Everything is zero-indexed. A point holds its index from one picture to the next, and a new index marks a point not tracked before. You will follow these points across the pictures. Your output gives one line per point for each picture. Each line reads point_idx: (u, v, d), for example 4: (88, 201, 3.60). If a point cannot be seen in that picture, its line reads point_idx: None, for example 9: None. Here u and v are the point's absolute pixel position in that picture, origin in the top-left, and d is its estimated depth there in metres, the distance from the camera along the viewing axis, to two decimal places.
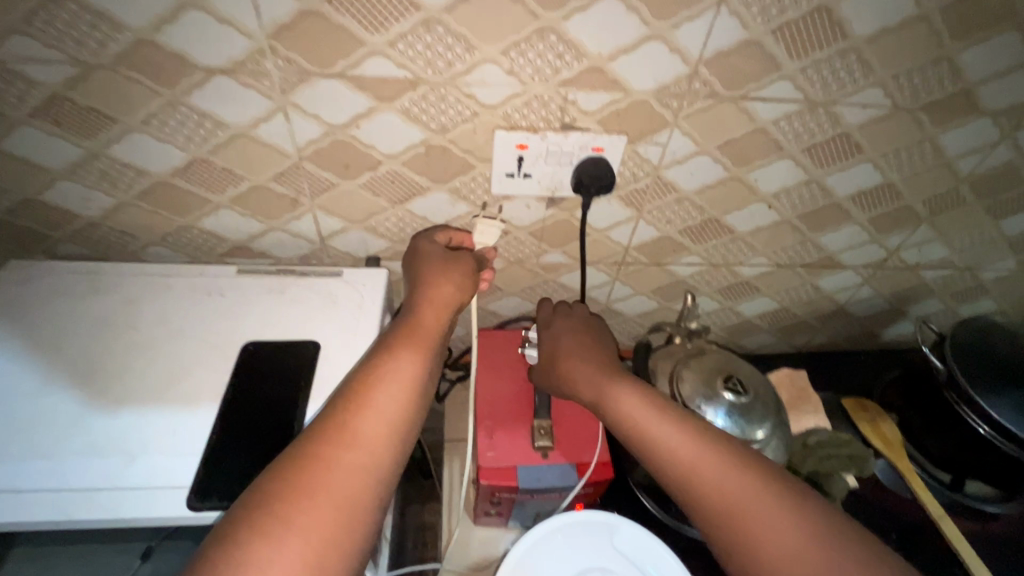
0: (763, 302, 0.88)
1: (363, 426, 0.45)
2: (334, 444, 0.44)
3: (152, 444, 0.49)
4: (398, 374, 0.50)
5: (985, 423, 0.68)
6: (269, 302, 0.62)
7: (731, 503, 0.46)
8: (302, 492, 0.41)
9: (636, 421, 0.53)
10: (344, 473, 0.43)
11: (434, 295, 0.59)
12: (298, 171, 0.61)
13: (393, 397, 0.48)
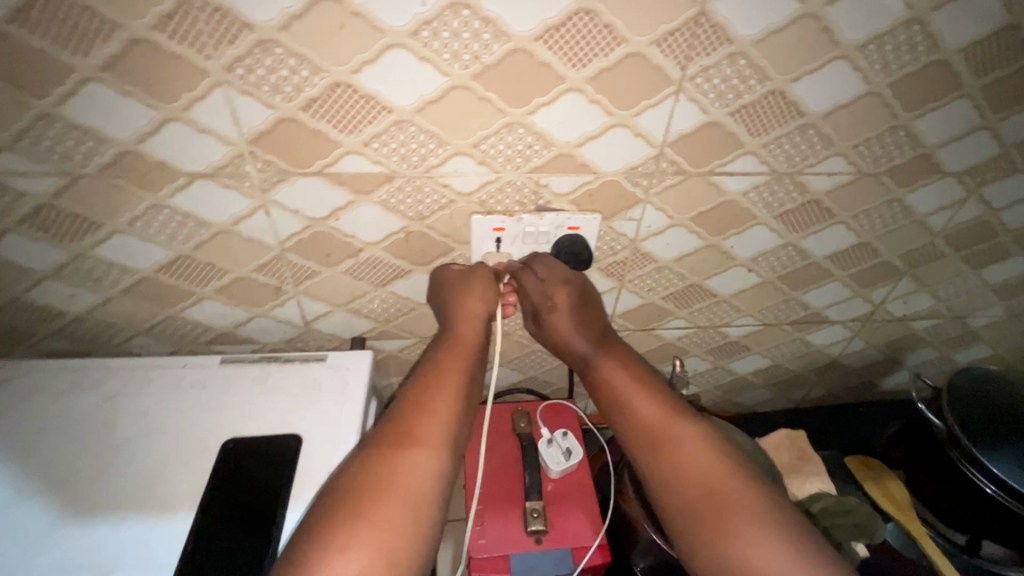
0: (756, 360, 0.87)
1: (409, 446, 0.50)
2: (385, 465, 0.48)
3: (125, 558, 0.48)
4: (439, 401, 0.55)
5: (993, 482, 0.65)
6: (251, 393, 0.62)
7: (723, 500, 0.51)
8: (359, 514, 0.45)
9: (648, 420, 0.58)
10: (400, 492, 0.47)
11: (468, 326, 0.61)
12: (281, 262, 0.62)
13: (439, 423, 0.53)
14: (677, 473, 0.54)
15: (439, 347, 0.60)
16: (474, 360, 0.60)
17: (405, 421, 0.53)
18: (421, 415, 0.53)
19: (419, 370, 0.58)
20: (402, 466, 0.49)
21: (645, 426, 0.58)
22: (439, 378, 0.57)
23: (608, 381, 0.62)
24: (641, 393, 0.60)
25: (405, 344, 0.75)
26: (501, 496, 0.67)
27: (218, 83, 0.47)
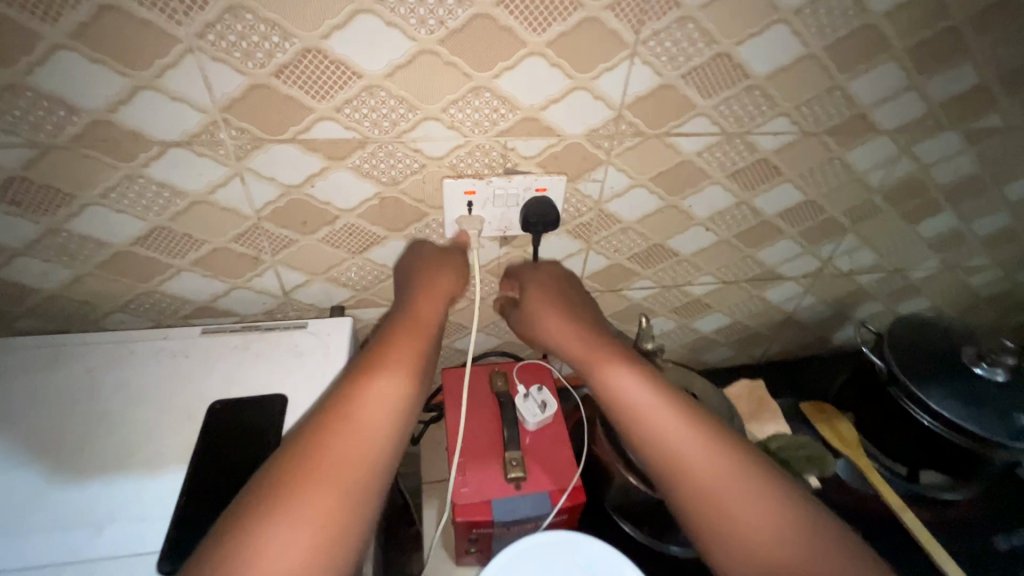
0: (717, 318, 0.93)
1: (337, 449, 0.47)
2: (318, 450, 0.46)
3: (119, 513, 0.50)
4: (372, 394, 0.51)
5: (928, 414, 0.72)
6: (235, 360, 0.63)
7: (709, 484, 0.50)
8: (267, 529, 0.41)
9: (625, 405, 0.56)
10: (319, 493, 0.44)
11: (419, 317, 0.60)
12: (258, 231, 0.64)
13: (368, 418, 0.49)
14: (682, 459, 0.52)
15: (387, 335, 0.58)
16: (425, 348, 0.57)
17: (331, 422, 0.48)
18: (350, 413, 0.49)
19: (356, 365, 0.55)
20: (325, 472, 0.45)
21: (650, 418, 0.54)
22: (372, 370, 0.53)
23: (602, 364, 0.59)
24: (636, 377, 0.57)
25: (383, 312, 0.78)
26: (482, 449, 0.70)
27: (190, 50, 0.48)
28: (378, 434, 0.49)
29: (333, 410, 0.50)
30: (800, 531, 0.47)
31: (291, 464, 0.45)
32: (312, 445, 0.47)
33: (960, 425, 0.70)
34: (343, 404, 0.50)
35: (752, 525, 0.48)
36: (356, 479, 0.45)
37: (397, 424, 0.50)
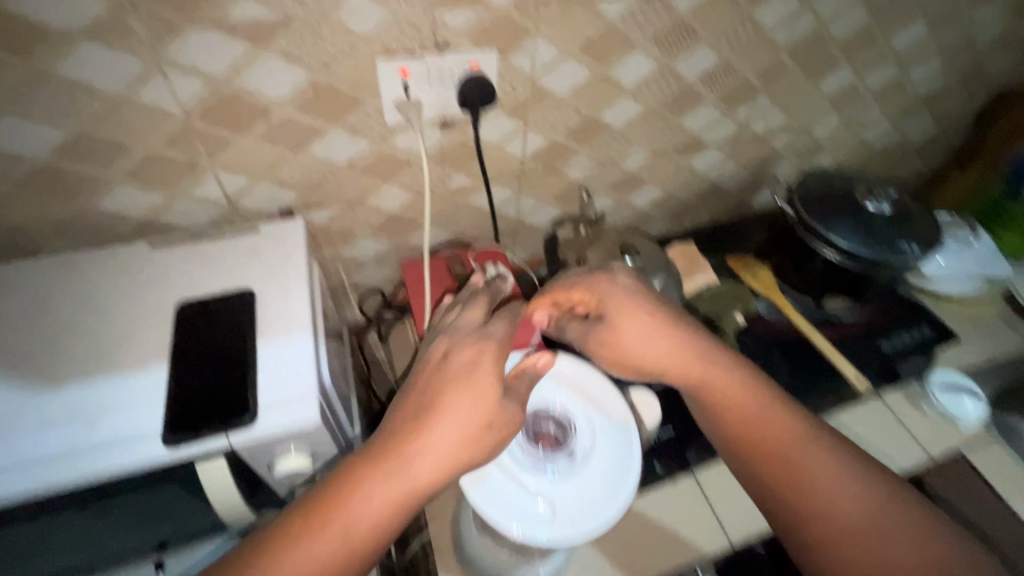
0: (651, 191, 1.00)
1: (352, 509, 0.45)
2: (332, 502, 0.45)
3: (110, 406, 0.51)
4: (412, 454, 0.48)
5: (830, 247, 0.84)
6: (193, 266, 0.64)
7: (835, 508, 0.51)
8: (270, 570, 0.42)
9: (732, 406, 0.58)
10: (325, 544, 0.44)
11: (478, 357, 0.55)
12: (189, 132, 0.62)
13: (395, 475, 0.47)
14: (779, 466, 0.54)
15: (456, 370, 0.53)
16: (499, 406, 0.53)
17: (360, 475, 0.47)
18: (383, 468, 0.47)
19: (415, 399, 0.52)
20: (335, 529, 0.44)
21: (758, 426, 0.56)
22: (424, 425, 0.49)
23: (704, 378, 0.59)
24: (741, 386, 0.58)
25: (333, 214, 0.78)
26: None
27: None
28: (402, 494, 0.46)
29: (372, 455, 0.48)
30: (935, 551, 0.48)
31: (310, 510, 0.45)
32: (336, 493, 0.46)
33: (853, 251, 0.82)
34: (385, 454, 0.48)
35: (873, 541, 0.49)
36: (361, 550, 0.45)
37: (422, 485, 0.47)
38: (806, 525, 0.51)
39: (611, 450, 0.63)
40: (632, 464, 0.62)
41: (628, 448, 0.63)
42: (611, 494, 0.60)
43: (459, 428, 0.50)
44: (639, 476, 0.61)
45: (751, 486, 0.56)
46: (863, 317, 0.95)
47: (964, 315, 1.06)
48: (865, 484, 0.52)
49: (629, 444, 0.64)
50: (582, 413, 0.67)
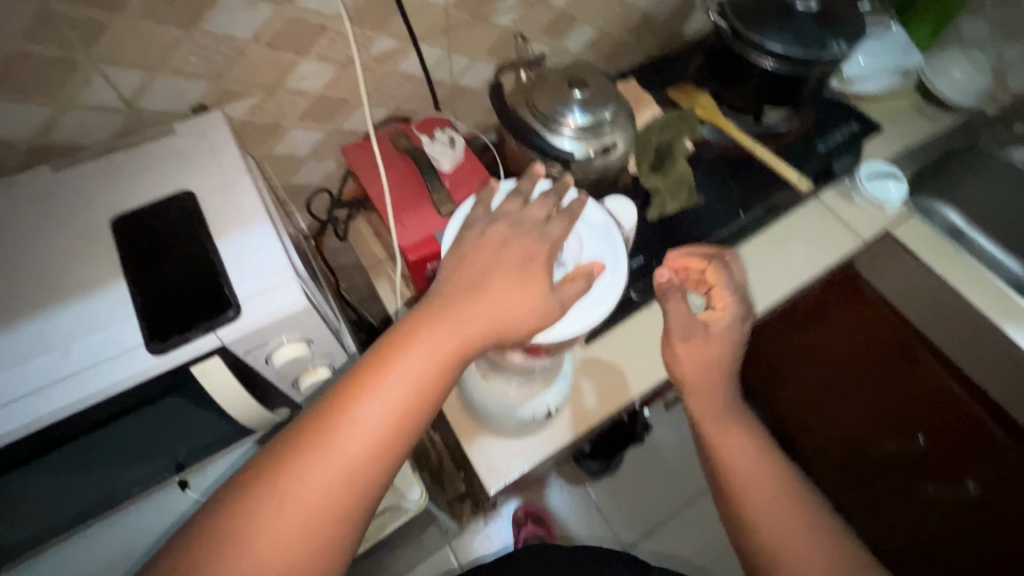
0: (585, 32, 0.95)
1: (384, 398, 0.41)
2: (320, 426, 0.40)
3: (76, 332, 0.48)
4: (447, 334, 0.43)
5: (767, 57, 0.84)
6: (112, 180, 0.57)
7: (773, 531, 0.58)
8: (261, 506, 0.39)
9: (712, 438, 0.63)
10: (313, 474, 0.39)
11: (521, 245, 0.47)
12: (52, 17, 0.52)
13: (389, 392, 0.41)
14: (780, 543, 0.57)
15: (495, 252, 0.47)
16: (540, 281, 0.46)
17: (389, 361, 0.42)
18: (415, 352, 0.42)
19: (453, 285, 0.46)
20: (369, 418, 0.40)
21: (743, 485, 0.61)
22: (459, 306, 0.44)
23: (720, 446, 0.63)
24: (758, 464, 0.62)
25: (253, 104, 0.70)
26: (410, 199, 0.73)
27: None
28: (439, 376, 0.42)
29: (364, 371, 0.42)
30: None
31: (340, 401, 0.41)
32: (367, 382, 0.41)
33: (788, 57, 0.83)
34: (416, 338, 0.43)
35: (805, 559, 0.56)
36: (400, 437, 0.41)
37: (420, 400, 0.42)
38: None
39: (599, 247, 0.57)
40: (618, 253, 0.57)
41: (612, 242, 0.57)
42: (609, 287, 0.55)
43: (458, 332, 0.43)
44: (627, 263, 0.57)
45: (746, 536, 0.60)
46: (799, 125, 0.99)
47: (883, 108, 1.14)
48: (869, 568, 0.55)
49: (613, 238, 0.58)
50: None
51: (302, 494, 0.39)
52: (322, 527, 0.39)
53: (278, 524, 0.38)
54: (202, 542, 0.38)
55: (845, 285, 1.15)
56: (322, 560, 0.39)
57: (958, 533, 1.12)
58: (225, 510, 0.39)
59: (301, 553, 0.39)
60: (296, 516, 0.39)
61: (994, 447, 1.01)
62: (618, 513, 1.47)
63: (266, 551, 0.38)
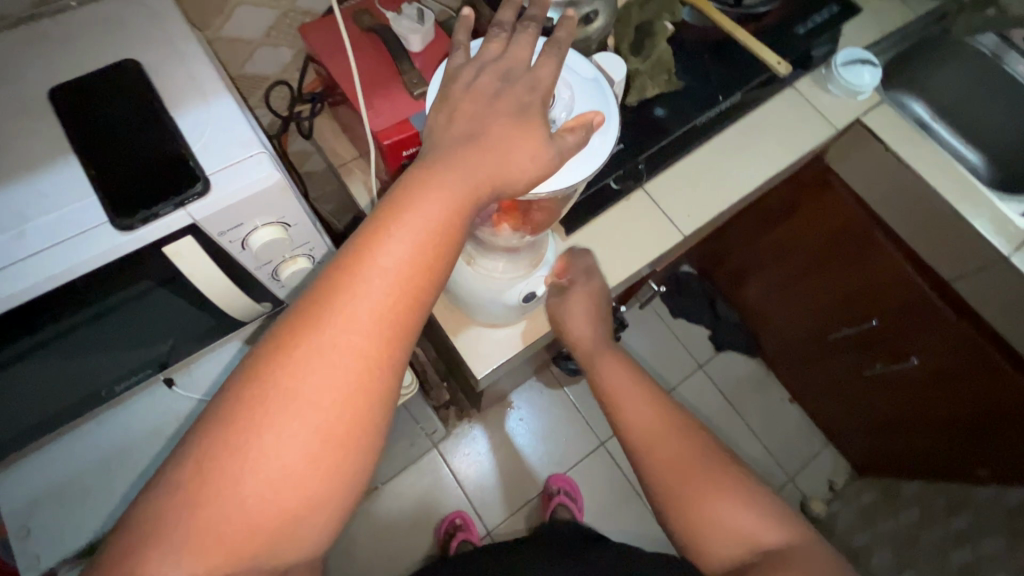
0: None
1: (389, 268, 0.40)
2: (329, 310, 0.39)
3: (28, 211, 0.44)
4: (451, 182, 0.41)
5: None
6: (43, 48, 0.50)
7: (661, 451, 0.61)
8: (286, 397, 0.38)
9: (609, 385, 0.66)
10: (334, 355, 0.39)
11: (515, 93, 0.45)
12: None
13: (394, 263, 0.40)
14: (685, 479, 0.58)
15: (487, 104, 0.44)
16: (539, 128, 0.44)
17: (393, 216, 0.40)
18: (420, 202, 0.41)
19: (448, 140, 0.43)
20: (384, 272, 0.39)
21: (633, 412, 0.64)
22: (458, 156, 0.42)
23: (621, 405, 0.65)
24: (660, 410, 0.63)
25: None
26: (379, 81, 0.68)
27: None
28: (451, 226, 0.41)
29: (361, 246, 0.40)
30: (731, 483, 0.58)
31: (351, 262, 0.40)
32: (375, 239, 0.40)
33: None
34: (419, 190, 0.41)
35: (677, 464, 0.59)
36: (420, 289, 0.41)
37: (429, 265, 0.41)
38: (691, 530, 0.57)
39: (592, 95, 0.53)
40: (610, 100, 0.54)
41: (602, 91, 0.54)
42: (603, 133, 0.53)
43: (457, 195, 0.41)
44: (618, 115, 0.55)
45: (654, 488, 0.61)
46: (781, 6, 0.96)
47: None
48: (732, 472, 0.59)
49: (602, 87, 0.54)
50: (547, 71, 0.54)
51: (329, 354, 0.38)
52: (356, 380, 0.39)
53: (311, 384, 0.38)
54: (235, 412, 0.38)
55: (814, 180, 1.17)
56: (361, 412, 0.39)
57: (905, 399, 1.25)
58: (251, 382, 0.38)
59: (340, 408, 0.39)
60: (327, 375, 0.38)
61: (937, 324, 1.09)
62: (594, 410, 1.57)
63: (304, 412, 0.38)
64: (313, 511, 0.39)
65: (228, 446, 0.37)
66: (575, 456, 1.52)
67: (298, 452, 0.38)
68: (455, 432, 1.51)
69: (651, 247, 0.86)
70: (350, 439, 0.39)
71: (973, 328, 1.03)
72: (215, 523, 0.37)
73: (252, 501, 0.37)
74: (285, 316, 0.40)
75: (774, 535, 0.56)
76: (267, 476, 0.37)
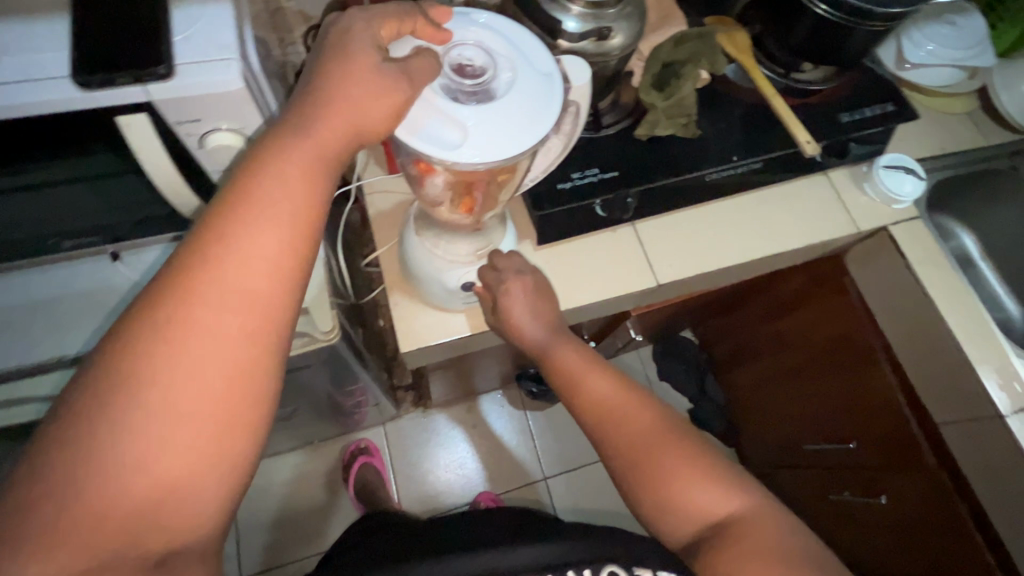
0: None
1: (258, 242, 0.39)
2: (188, 300, 0.37)
3: (9, 46, 0.48)
4: (307, 153, 0.41)
5: (825, 4, 0.78)
6: None
7: (629, 434, 0.57)
8: (145, 397, 0.36)
9: (568, 367, 0.63)
10: (202, 344, 0.37)
11: (360, 55, 0.43)
12: None
13: (259, 237, 0.39)
14: (641, 457, 0.55)
15: (345, 58, 0.43)
16: (399, 87, 0.43)
17: (248, 193, 0.40)
18: (281, 178, 0.40)
19: (298, 106, 0.42)
20: (252, 240, 0.39)
21: (593, 395, 0.60)
22: (313, 125, 0.42)
23: (582, 381, 0.61)
24: (622, 391, 0.60)
25: None
26: None
27: None
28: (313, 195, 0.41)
29: (218, 229, 0.39)
30: (695, 462, 0.54)
31: (217, 226, 0.39)
32: (236, 210, 0.39)
33: (853, 8, 0.76)
34: (276, 158, 0.40)
35: (643, 438, 0.56)
36: (293, 260, 0.40)
37: (297, 234, 0.41)
38: (656, 509, 0.54)
39: (535, 89, 0.49)
40: (556, 98, 0.49)
41: (552, 87, 0.50)
42: (527, 125, 0.48)
43: (320, 167, 0.42)
44: (558, 113, 0.49)
45: (613, 466, 0.58)
46: (832, 90, 0.93)
47: (934, 108, 1.03)
48: (691, 448, 0.55)
49: (553, 85, 0.50)
50: (497, 42, 0.51)
51: (194, 329, 0.37)
52: (231, 351, 0.38)
53: (174, 358, 0.36)
54: (83, 421, 0.35)
55: (829, 278, 1.07)
56: (242, 377, 0.38)
57: (867, 535, 1.15)
58: (100, 383, 0.36)
59: (220, 385, 0.38)
60: (192, 349, 0.37)
61: (911, 470, 0.99)
62: (546, 443, 1.53)
63: (170, 405, 0.36)
64: (203, 485, 0.38)
65: (82, 452, 0.34)
66: (506, 484, 1.48)
67: (176, 448, 0.36)
68: (407, 417, 1.52)
69: (618, 283, 0.83)
70: (231, 418, 0.38)
71: (950, 482, 0.92)
72: (87, 515, 0.34)
73: (135, 472, 0.35)
74: (140, 299, 0.38)
75: (726, 507, 0.53)
76: (142, 461, 0.35)
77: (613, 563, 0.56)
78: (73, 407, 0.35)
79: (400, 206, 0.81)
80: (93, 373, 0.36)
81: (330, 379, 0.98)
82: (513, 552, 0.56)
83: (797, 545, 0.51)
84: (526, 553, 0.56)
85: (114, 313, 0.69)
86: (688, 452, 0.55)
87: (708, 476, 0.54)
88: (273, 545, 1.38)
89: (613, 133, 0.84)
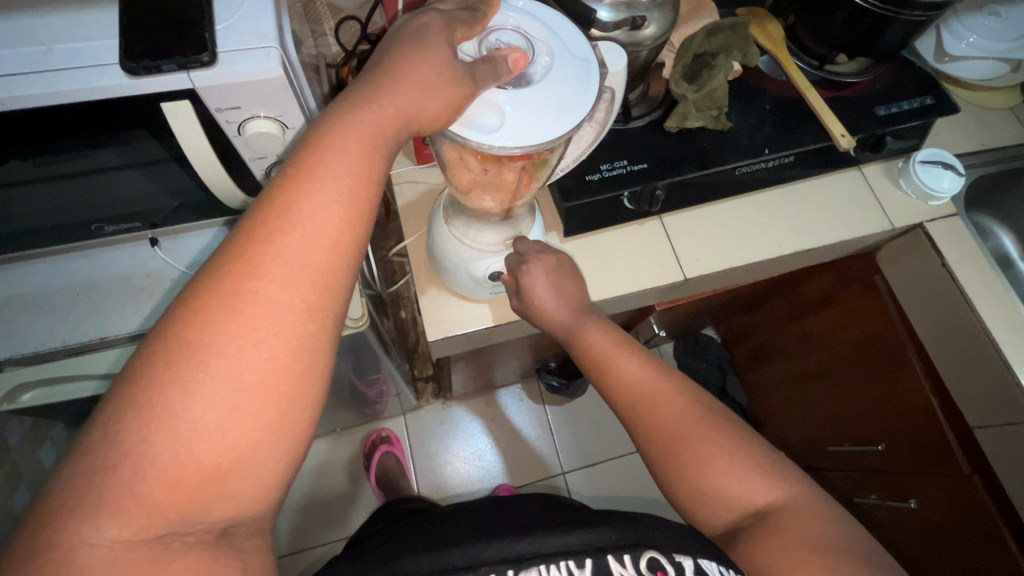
0: None
1: (315, 220, 0.39)
2: (246, 275, 0.37)
3: (62, 35, 0.49)
4: (366, 134, 0.41)
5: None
6: None
7: (665, 421, 0.56)
8: (203, 374, 0.35)
9: (602, 351, 0.63)
10: (260, 321, 0.37)
11: (420, 47, 0.43)
12: None
13: (317, 215, 0.39)
14: (675, 445, 0.55)
15: (408, 48, 0.43)
16: (465, 79, 0.44)
17: (307, 171, 0.40)
18: (339, 158, 0.40)
19: (364, 82, 0.43)
20: (315, 213, 0.39)
21: (625, 378, 0.60)
22: (373, 107, 0.42)
23: (615, 365, 0.61)
24: (654, 378, 0.59)
25: None
26: None
27: None
28: (372, 171, 0.41)
29: (278, 206, 0.39)
30: (734, 449, 0.54)
31: (276, 204, 0.39)
32: (295, 187, 0.39)
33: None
34: (335, 134, 0.40)
35: (677, 423, 0.56)
36: (350, 240, 0.41)
37: (352, 214, 0.40)
38: (691, 495, 0.55)
39: (573, 75, 0.49)
40: (593, 85, 0.49)
41: (589, 75, 0.50)
42: (563, 110, 0.48)
43: (378, 149, 0.42)
44: (595, 101, 0.49)
45: (649, 455, 0.58)
46: (869, 83, 0.90)
47: (975, 103, 1.00)
48: (726, 433, 0.55)
49: (590, 72, 0.50)
50: (535, 27, 0.51)
51: (254, 301, 0.37)
52: (288, 328, 0.37)
53: (236, 329, 0.36)
54: (141, 393, 0.34)
55: (860, 276, 1.04)
56: (298, 356, 0.38)
57: (894, 539, 1.13)
58: (159, 357, 0.35)
59: (277, 362, 0.37)
60: (252, 320, 0.37)
61: (947, 474, 0.96)
62: (564, 438, 1.53)
63: (228, 382, 0.36)
64: (259, 459, 0.37)
65: (137, 427, 0.34)
66: (525, 477, 1.48)
67: (232, 426, 0.36)
68: (427, 408, 1.53)
69: (644, 278, 0.83)
70: (284, 399, 0.38)
71: (984, 488, 0.90)
72: (156, 484, 0.34)
73: (191, 450, 0.35)
74: (202, 269, 0.38)
75: (767, 494, 0.53)
76: (203, 433, 0.35)
77: (653, 550, 0.54)
78: (134, 378, 0.35)
79: (427, 195, 0.82)
80: (150, 349, 0.36)
81: (356, 367, 0.99)
82: (549, 537, 0.56)
83: (836, 535, 0.50)
84: (564, 537, 0.56)
85: (152, 298, 0.70)
86: (728, 439, 0.55)
87: (745, 462, 0.54)
88: (295, 529, 1.41)
89: (642, 126, 0.83)
